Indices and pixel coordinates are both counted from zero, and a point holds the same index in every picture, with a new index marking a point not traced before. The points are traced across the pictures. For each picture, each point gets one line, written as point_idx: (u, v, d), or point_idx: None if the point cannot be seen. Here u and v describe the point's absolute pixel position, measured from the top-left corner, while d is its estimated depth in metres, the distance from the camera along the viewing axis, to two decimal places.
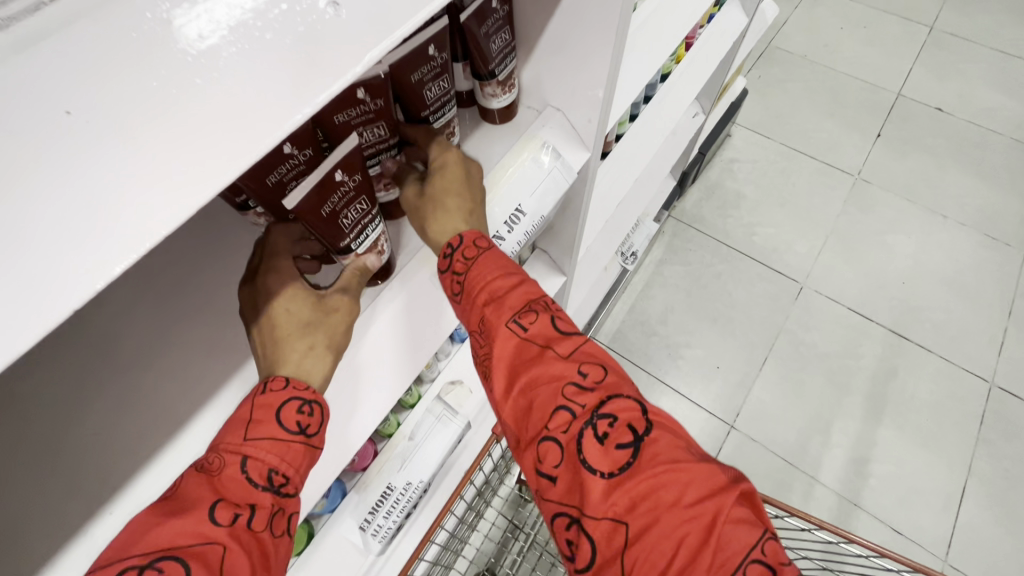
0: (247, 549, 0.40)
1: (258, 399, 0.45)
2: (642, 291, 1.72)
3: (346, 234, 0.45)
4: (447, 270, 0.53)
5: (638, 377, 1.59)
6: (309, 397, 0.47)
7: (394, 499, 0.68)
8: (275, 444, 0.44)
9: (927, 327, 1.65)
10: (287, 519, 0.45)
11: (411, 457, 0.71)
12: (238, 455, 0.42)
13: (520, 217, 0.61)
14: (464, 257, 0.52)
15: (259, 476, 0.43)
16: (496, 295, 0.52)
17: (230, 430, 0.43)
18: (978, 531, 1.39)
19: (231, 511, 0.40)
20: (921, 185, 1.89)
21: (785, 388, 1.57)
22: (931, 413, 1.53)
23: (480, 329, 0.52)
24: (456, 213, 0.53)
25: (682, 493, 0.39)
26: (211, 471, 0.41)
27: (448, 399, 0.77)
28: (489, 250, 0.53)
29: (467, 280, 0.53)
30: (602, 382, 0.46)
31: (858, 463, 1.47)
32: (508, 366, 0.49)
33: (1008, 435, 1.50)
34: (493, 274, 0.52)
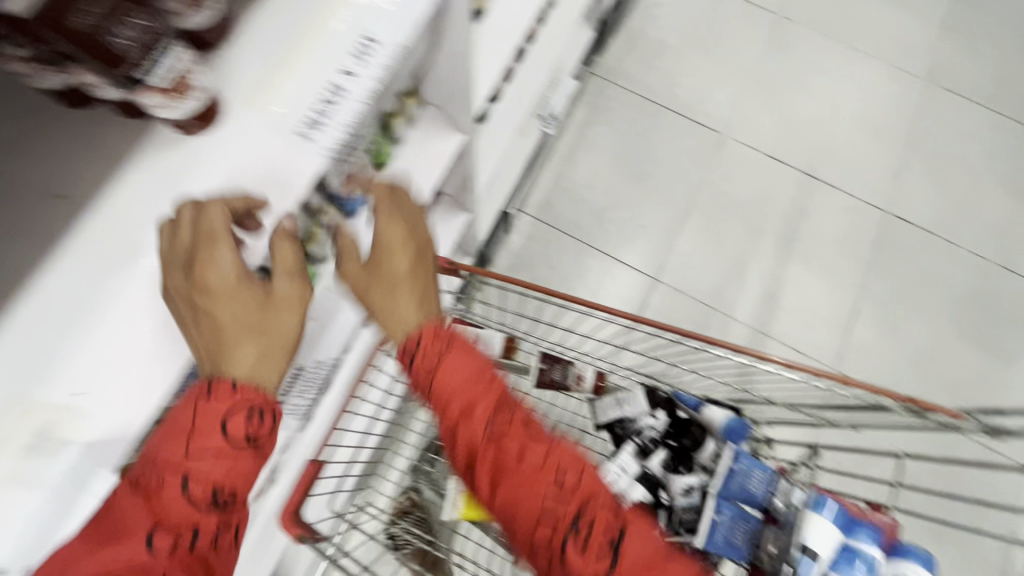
0: (189, 567, 0.48)
1: (202, 407, 0.50)
2: (566, 157, 1.67)
3: (128, 54, 0.45)
4: (410, 363, 0.65)
5: (567, 244, 1.60)
6: (255, 403, 0.52)
7: (308, 375, 0.68)
8: (217, 455, 0.50)
9: (836, 166, 1.71)
10: (230, 534, 0.52)
11: (319, 337, 0.69)
12: (181, 471, 0.49)
13: (367, 49, 0.60)
14: (426, 359, 0.64)
15: (201, 493, 0.49)
16: (466, 410, 0.63)
17: (171, 445, 0.50)
18: (867, 342, 1.58)
19: (172, 535, 0.48)
20: (841, 19, 1.85)
21: (706, 239, 1.63)
22: (835, 244, 1.65)
23: (460, 447, 0.64)
24: (407, 303, 0.65)
25: (642, 561, 0.57)
26: (149, 491, 0.48)
27: (352, 272, 0.72)
28: (451, 348, 0.64)
29: (432, 384, 0.64)
30: (580, 490, 0.60)
31: (769, 297, 1.60)
32: (492, 470, 0.61)
33: (898, 257, 1.66)
34: (462, 386, 0.64)
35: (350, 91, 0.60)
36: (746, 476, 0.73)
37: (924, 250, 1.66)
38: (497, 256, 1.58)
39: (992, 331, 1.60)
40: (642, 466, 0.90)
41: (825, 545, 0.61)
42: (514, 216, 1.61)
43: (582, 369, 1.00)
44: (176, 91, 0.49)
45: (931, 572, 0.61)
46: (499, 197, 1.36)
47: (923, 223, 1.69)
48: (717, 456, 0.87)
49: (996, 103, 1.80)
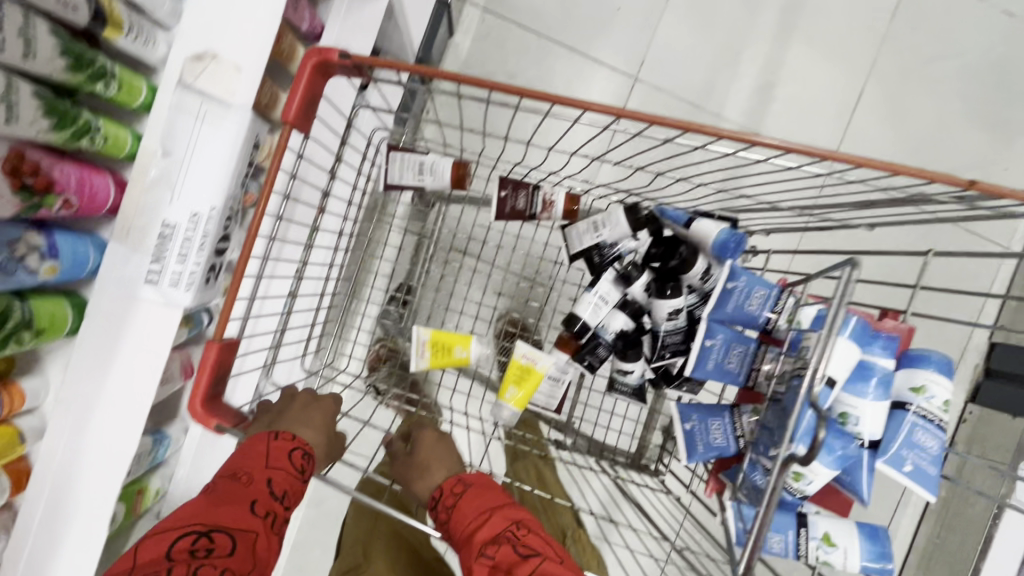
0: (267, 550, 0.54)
1: (274, 442, 0.61)
2: None
3: None
4: (436, 517, 0.64)
5: (527, 42, 1.30)
6: (303, 448, 0.62)
7: (183, 236, 0.50)
8: (284, 470, 0.59)
9: None
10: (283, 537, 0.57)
11: (182, 182, 0.50)
12: (263, 477, 0.58)
13: None
14: (446, 506, 0.63)
15: (278, 491, 0.58)
16: (469, 538, 0.59)
17: (252, 459, 0.59)
18: (867, 131, 1.41)
19: (264, 509, 0.56)
20: None
21: (695, 20, 1.34)
22: (845, 15, 1.38)
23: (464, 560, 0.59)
24: (442, 469, 0.67)
25: None
26: (234, 485, 0.56)
27: (200, 81, 0.49)
28: (463, 495, 0.63)
29: (454, 517, 0.62)
30: None
31: (763, 90, 1.38)
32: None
33: (915, 25, 1.40)
34: (469, 515, 0.61)
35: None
36: (745, 296, 0.65)
37: (948, 11, 1.40)
38: (443, 67, 1.29)
39: (1005, 106, 1.44)
40: (623, 293, 0.81)
41: (844, 368, 0.55)
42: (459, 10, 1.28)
43: (550, 195, 0.82)
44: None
45: (950, 377, 0.57)
46: None
47: None
48: (710, 275, 0.75)
49: None
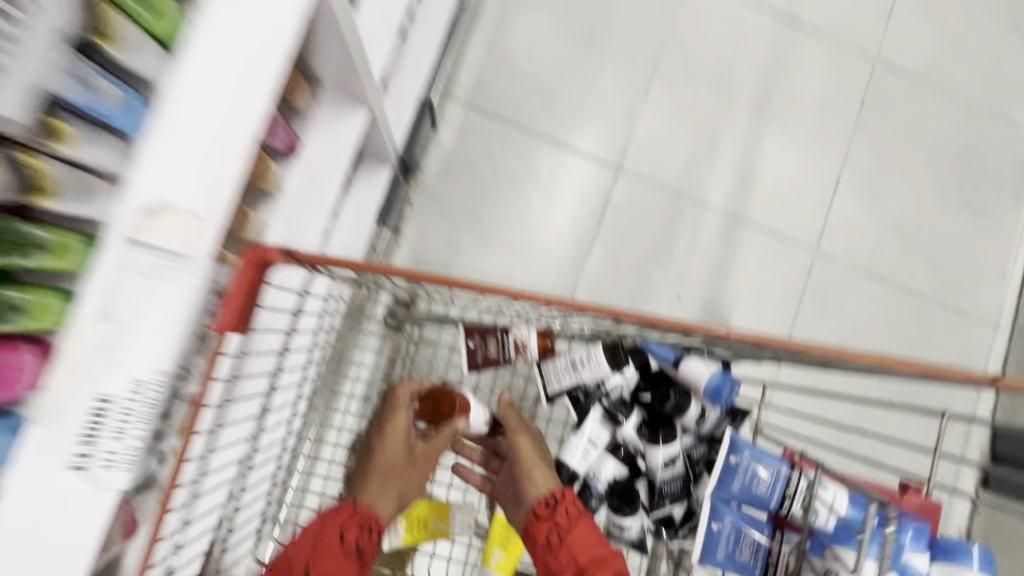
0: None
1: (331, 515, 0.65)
2: (499, 22, 1.32)
3: None
4: (545, 523, 0.64)
5: (510, 137, 1.31)
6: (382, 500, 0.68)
7: (119, 411, 0.43)
8: (364, 529, 0.65)
9: (819, 7, 1.44)
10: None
11: (122, 346, 0.43)
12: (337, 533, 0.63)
13: None
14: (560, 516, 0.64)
15: (356, 540, 0.63)
16: (597, 560, 0.60)
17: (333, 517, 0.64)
18: (848, 215, 1.43)
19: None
20: None
21: (674, 112, 1.37)
22: (817, 106, 1.43)
23: None
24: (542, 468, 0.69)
25: None
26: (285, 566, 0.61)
27: (155, 237, 0.42)
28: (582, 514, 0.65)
29: (567, 529, 0.63)
30: None
31: (744, 178, 1.39)
32: None
33: (883, 114, 1.46)
34: (588, 539, 0.62)
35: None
36: (750, 474, 0.60)
37: (911, 102, 1.48)
38: (424, 163, 1.27)
39: (976, 188, 1.49)
40: (613, 434, 0.75)
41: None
42: (438, 109, 1.28)
43: (522, 338, 0.76)
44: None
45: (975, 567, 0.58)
46: (415, 85, 1.03)
47: (913, 70, 1.48)
48: (705, 418, 0.71)
49: None
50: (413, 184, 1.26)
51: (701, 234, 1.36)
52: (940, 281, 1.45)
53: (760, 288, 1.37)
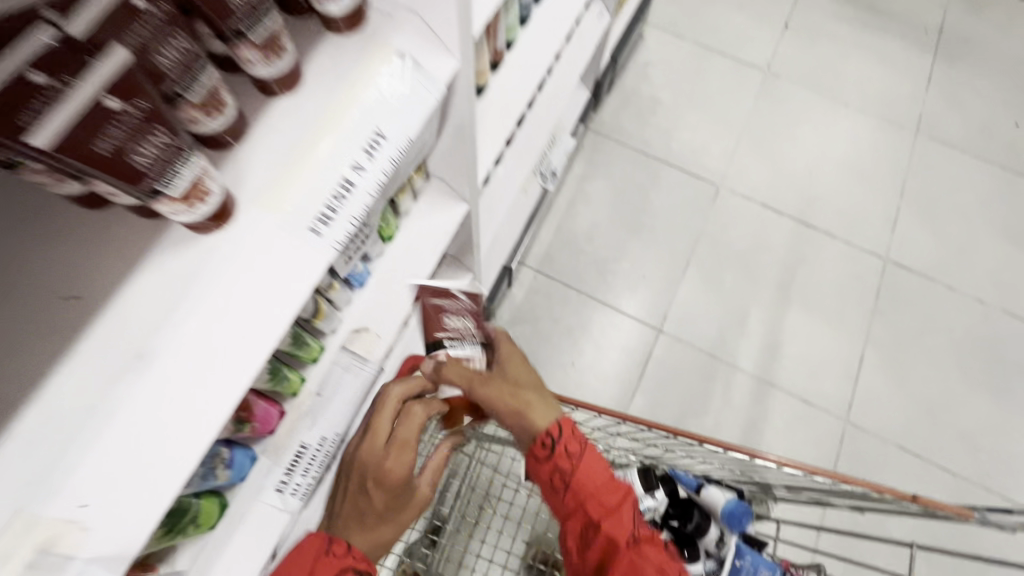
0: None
1: (320, 556, 0.59)
2: (567, 211, 1.71)
3: (147, 176, 0.34)
4: (547, 457, 0.63)
5: (569, 296, 1.61)
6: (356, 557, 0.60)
7: (310, 456, 0.66)
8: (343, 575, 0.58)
9: (831, 214, 1.75)
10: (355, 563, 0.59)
11: (321, 414, 0.67)
12: None
13: (348, 191, 0.46)
14: (565, 454, 0.63)
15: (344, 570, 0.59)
16: (606, 502, 0.62)
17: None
18: (874, 390, 1.56)
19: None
20: (825, 73, 1.95)
21: (708, 288, 1.64)
22: (836, 292, 1.66)
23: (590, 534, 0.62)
24: (547, 402, 0.65)
25: None
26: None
27: (361, 346, 0.70)
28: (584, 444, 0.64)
29: (573, 476, 0.63)
30: None
31: (772, 348, 1.59)
32: None
33: (899, 303, 1.66)
34: (596, 470, 0.63)
35: (360, 186, 0.47)
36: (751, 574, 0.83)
37: (924, 295, 1.68)
38: (498, 311, 1.58)
39: (1001, 377, 1.59)
40: None
41: None
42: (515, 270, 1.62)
43: None
44: (208, 109, 0.40)
45: None
46: (502, 254, 1.37)
47: (924, 269, 1.70)
48: (723, 542, 0.84)
49: (982, 150, 1.88)
50: None
51: (732, 394, 1.53)
52: (977, 464, 1.50)
53: (790, 450, 1.48)
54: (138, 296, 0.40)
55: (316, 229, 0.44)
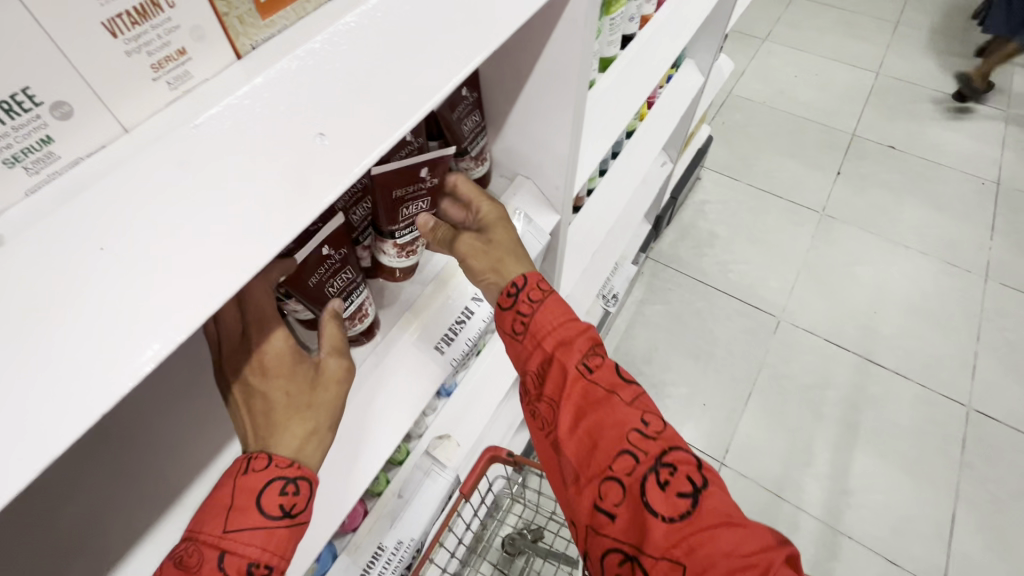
0: (253, 540, 0.38)
1: (240, 480, 0.39)
2: (625, 332, 1.77)
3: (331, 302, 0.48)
4: (511, 311, 0.55)
5: None
6: (294, 475, 0.41)
7: (386, 558, 0.67)
8: (258, 534, 0.39)
9: (901, 354, 1.71)
10: (280, 495, 0.40)
11: (401, 516, 0.70)
12: (217, 551, 0.37)
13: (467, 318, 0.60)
14: (529, 301, 0.54)
15: (271, 507, 0.39)
16: (563, 340, 0.53)
17: (207, 520, 0.38)
18: (972, 557, 1.39)
19: (241, 565, 0.38)
20: (882, 217, 2.03)
21: (772, 421, 1.59)
22: (914, 438, 1.56)
23: (543, 371, 0.53)
24: (518, 258, 0.56)
25: (735, 543, 0.40)
26: (187, 567, 0.37)
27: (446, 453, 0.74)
28: (553, 295, 0.55)
29: (530, 319, 0.54)
30: (663, 432, 0.47)
31: (846, 494, 1.48)
32: (573, 410, 0.50)
33: (989, 458, 1.53)
34: (561, 314, 0.54)
35: (475, 314, 0.60)
36: None
37: (1017, 450, 1.55)
38: None
39: None
40: None
41: None
42: None
43: None
44: (406, 250, 0.53)
45: None
46: None
47: (1013, 421, 1.59)
48: None
49: None
50: None
51: (799, 543, 1.41)
52: None
53: None
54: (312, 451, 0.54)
55: (439, 347, 0.58)
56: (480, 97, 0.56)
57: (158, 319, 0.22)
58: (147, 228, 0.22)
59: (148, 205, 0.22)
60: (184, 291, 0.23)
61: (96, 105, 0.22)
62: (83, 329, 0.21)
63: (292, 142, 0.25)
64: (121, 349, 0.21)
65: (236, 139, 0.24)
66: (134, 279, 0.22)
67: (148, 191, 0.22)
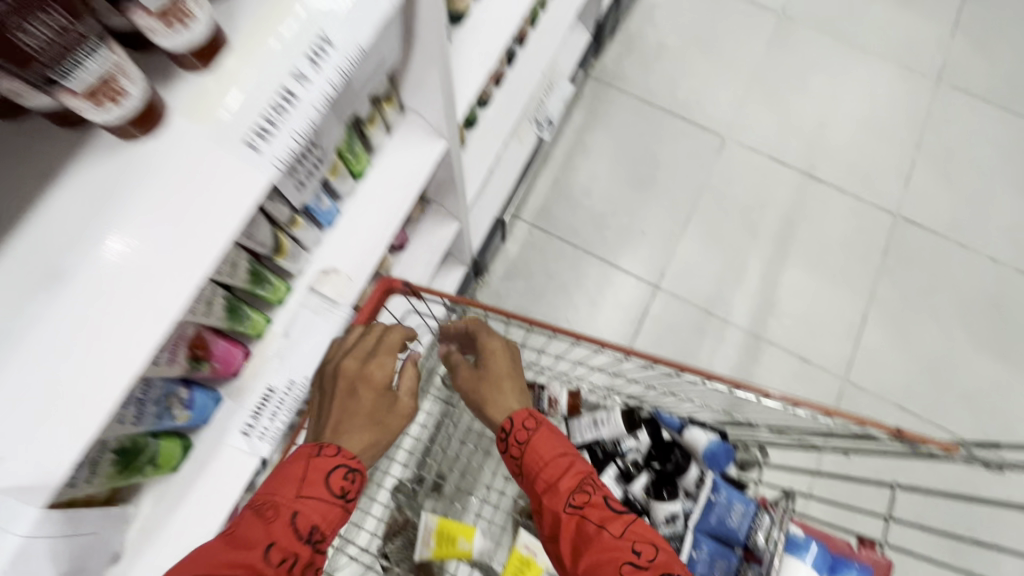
0: (312, 509, 0.49)
1: (314, 461, 0.51)
2: (565, 163, 1.65)
3: (39, 58, 0.31)
4: (506, 452, 0.64)
5: (564, 251, 1.57)
6: (354, 465, 0.53)
7: (279, 399, 0.63)
8: (320, 502, 0.49)
9: (842, 167, 1.67)
10: (345, 481, 0.52)
11: (289, 356, 0.65)
12: (291, 508, 0.48)
13: (293, 100, 0.42)
14: (518, 442, 0.62)
15: (335, 487, 0.51)
16: (550, 483, 0.59)
17: (284, 486, 0.49)
18: (875, 350, 1.53)
19: (307, 526, 0.48)
20: (845, 16, 1.83)
21: (708, 243, 1.59)
22: (841, 249, 1.60)
23: (541, 511, 0.59)
24: (510, 393, 0.68)
25: None
26: (266, 514, 0.47)
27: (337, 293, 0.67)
28: (540, 429, 0.63)
29: (523, 459, 0.62)
30: (654, 558, 0.51)
31: (771, 304, 1.55)
32: (570, 544, 0.55)
33: (907, 261, 1.60)
34: (550, 450, 0.61)
35: (305, 98, 0.43)
36: (725, 509, 0.73)
37: (934, 252, 1.61)
38: (491, 266, 1.54)
39: (1010, 337, 1.55)
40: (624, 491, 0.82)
41: None
42: (510, 224, 1.58)
43: (555, 393, 0.85)
44: (177, 19, 0.36)
45: None
46: (493, 206, 1.32)
47: (936, 226, 1.64)
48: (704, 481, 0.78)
49: (1009, 101, 1.76)
50: (480, 283, 1.52)
51: (725, 351, 1.51)
52: (976, 424, 1.48)
53: None
54: (49, 208, 0.38)
55: (254, 145, 0.41)
56: None
57: None
58: None
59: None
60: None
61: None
62: None
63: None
64: None
65: None
66: None
67: None
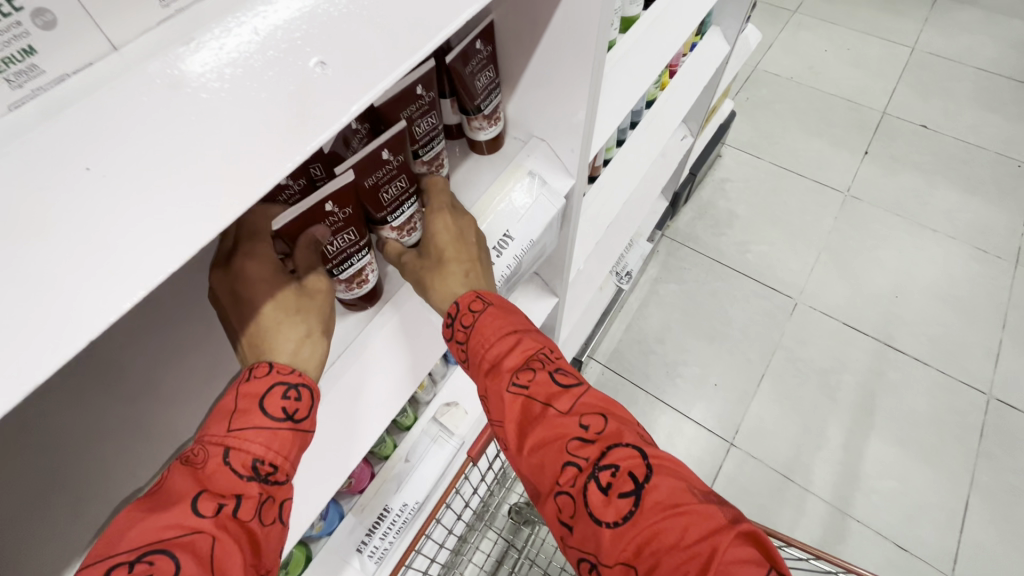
0: (260, 442, 0.39)
1: (243, 386, 0.41)
2: (638, 310, 1.75)
3: (330, 259, 0.46)
4: (452, 339, 0.53)
5: (636, 396, 1.60)
6: (295, 381, 0.42)
7: (391, 520, 0.68)
8: (261, 432, 0.40)
9: (922, 340, 1.67)
10: (283, 400, 0.41)
11: (408, 479, 0.71)
12: (222, 445, 0.38)
13: (507, 243, 0.59)
14: (464, 327, 0.52)
15: (275, 410, 0.41)
16: (495, 362, 0.50)
17: (213, 421, 0.39)
18: (984, 546, 1.37)
19: (246, 462, 0.39)
20: (910, 199, 1.96)
21: (783, 403, 1.58)
22: (931, 426, 1.53)
23: (485, 396, 0.51)
24: (460, 275, 0.52)
25: (682, 534, 0.38)
26: (194, 463, 0.38)
27: (453, 422, 0.76)
28: (486, 311, 0.51)
29: (468, 346, 0.52)
30: (603, 431, 0.44)
31: (856, 478, 1.47)
32: (515, 426, 0.48)
33: (1008, 447, 1.50)
34: (493, 336, 0.51)
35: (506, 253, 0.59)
36: None
37: None
38: None
39: None
40: None
41: None
42: (584, 363, 1.65)
43: None
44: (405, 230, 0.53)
45: None
46: (573, 347, 1.41)
47: None
48: None
49: None
50: None
51: (806, 524, 1.41)
52: None
53: None
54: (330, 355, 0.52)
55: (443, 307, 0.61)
56: (494, 50, 0.53)
57: (157, 248, 0.23)
58: (137, 159, 0.23)
59: (101, 146, 0.23)
60: (178, 226, 0.23)
61: (86, 20, 0.23)
62: (79, 240, 0.22)
63: (287, 71, 0.26)
64: (114, 275, 0.22)
65: (228, 94, 0.25)
66: (109, 196, 0.22)
67: (135, 130, 0.23)
